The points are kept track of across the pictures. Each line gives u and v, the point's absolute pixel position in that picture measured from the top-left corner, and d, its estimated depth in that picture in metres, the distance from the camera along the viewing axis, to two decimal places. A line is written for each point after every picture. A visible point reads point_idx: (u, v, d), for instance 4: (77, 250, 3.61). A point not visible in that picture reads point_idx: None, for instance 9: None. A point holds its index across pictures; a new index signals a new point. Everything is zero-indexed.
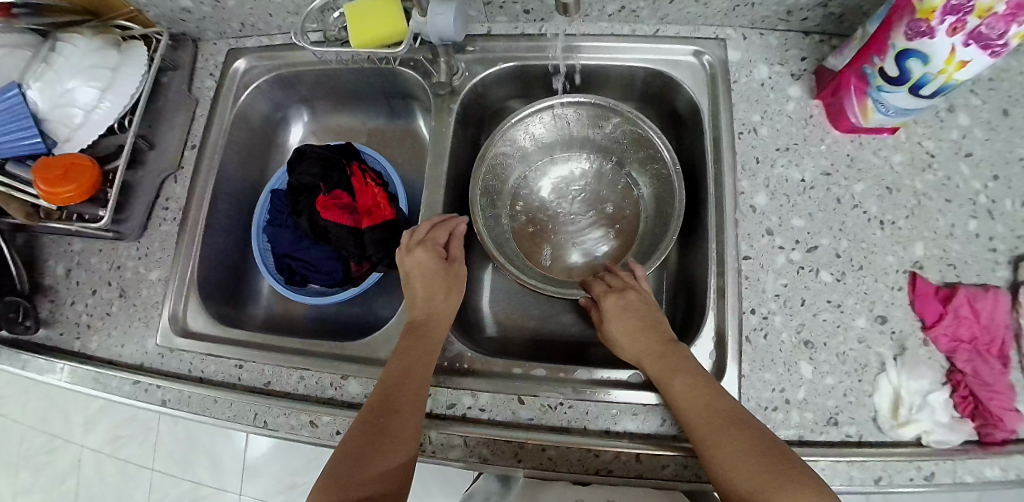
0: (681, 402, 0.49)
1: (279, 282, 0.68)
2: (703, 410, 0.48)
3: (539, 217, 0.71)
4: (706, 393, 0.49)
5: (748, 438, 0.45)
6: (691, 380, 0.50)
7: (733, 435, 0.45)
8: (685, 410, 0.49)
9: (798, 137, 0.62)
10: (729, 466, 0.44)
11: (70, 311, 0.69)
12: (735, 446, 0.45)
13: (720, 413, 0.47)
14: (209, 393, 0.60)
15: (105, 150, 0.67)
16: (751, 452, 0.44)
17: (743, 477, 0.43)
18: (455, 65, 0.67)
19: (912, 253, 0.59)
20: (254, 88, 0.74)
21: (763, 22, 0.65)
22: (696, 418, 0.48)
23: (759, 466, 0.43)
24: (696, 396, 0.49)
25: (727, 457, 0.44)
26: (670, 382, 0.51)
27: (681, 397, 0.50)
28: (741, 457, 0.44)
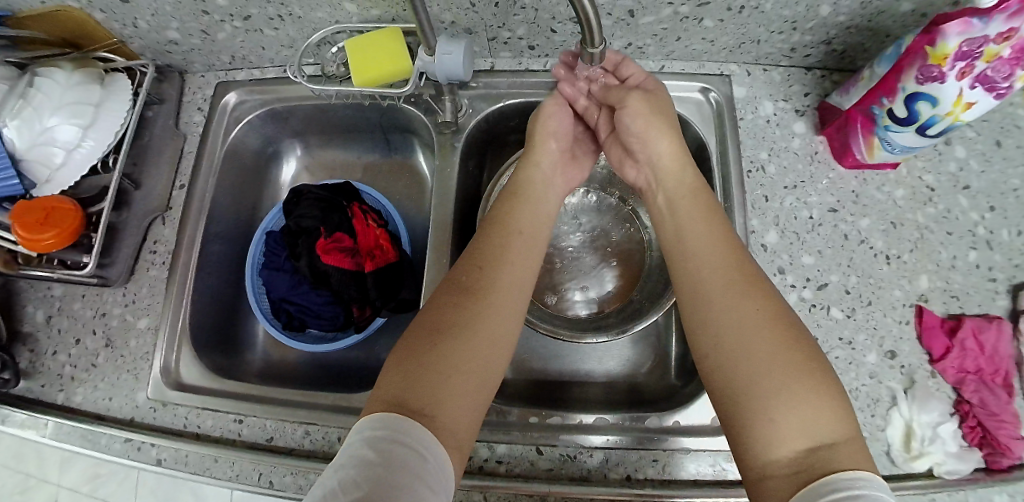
0: (733, 302, 0.45)
1: (276, 327, 0.65)
2: (759, 322, 0.44)
3: (545, 254, 0.70)
4: (761, 311, 0.44)
5: (797, 358, 0.41)
6: (751, 304, 0.45)
7: (783, 348, 0.42)
8: (739, 309, 0.45)
9: (804, 174, 0.63)
10: (777, 390, 0.40)
11: (52, 362, 0.66)
12: (789, 368, 0.41)
13: (781, 331, 0.43)
14: (209, 452, 0.57)
15: (88, 192, 0.64)
16: (807, 381, 0.40)
17: (789, 402, 0.39)
18: (460, 102, 0.65)
19: (918, 287, 0.60)
20: (245, 124, 0.70)
21: (767, 58, 0.65)
22: (749, 322, 0.44)
23: (814, 401, 0.39)
24: (755, 301, 0.45)
25: (777, 376, 0.40)
26: (724, 279, 0.47)
27: (735, 298, 0.45)
28: (792, 378, 0.40)
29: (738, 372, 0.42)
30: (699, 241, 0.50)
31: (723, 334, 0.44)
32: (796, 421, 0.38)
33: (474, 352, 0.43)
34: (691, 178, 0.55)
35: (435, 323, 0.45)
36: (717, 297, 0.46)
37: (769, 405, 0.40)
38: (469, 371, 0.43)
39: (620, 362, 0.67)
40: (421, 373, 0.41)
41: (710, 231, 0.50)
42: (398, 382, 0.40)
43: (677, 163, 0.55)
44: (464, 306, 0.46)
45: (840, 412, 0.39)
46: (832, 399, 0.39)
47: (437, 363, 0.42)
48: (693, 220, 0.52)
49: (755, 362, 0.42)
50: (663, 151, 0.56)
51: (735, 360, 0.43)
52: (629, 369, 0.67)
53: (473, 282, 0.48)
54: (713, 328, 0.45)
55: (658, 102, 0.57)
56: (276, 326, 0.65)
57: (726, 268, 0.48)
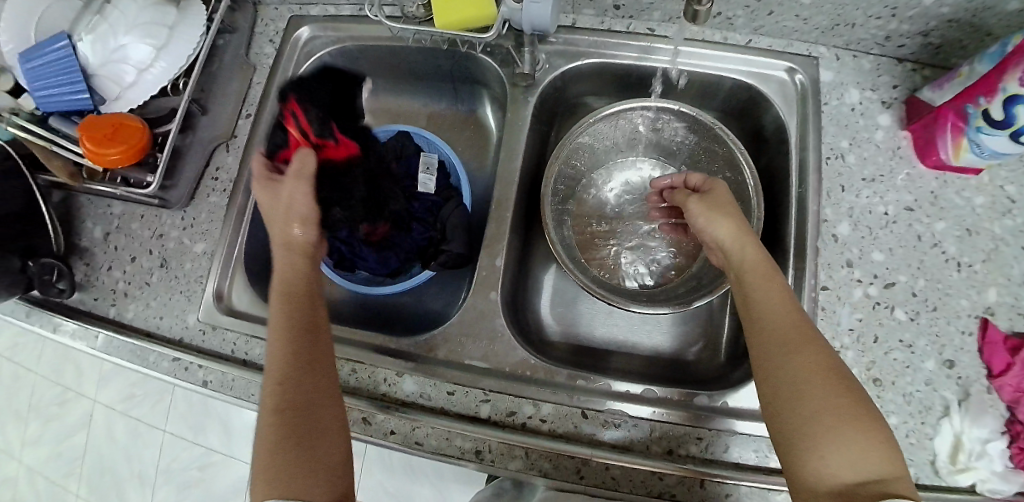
0: (793, 353, 0.45)
1: (326, 265, 0.64)
2: (816, 370, 0.44)
3: (599, 221, 0.70)
4: (808, 351, 0.45)
5: (837, 401, 0.42)
6: (793, 340, 0.45)
7: (824, 392, 0.43)
8: (795, 360, 0.44)
9: (885, 168, 0.61)
10: (825, 434, 0.41)
11: (107, 277, 0.68)
12: (845, 414, 0.42)
13: (835, 377, 0.43)
14: (256, 379, 0.58)
15: (156, 112, 0.65)
16: (859, 425, 0.41)
17: (836, 446, 0.41)
18: (538, 56, 0.63)
19: (985, 299, 0.58)
20: (315, 60, 0.69)
21: (859, 44, 0.63)
22: (805, 375, 0.44)
23: (858, 443, 0.41)
24: (812, 355, 0.44)
25: (829, 420, 0.42)
26: (784, 331, 0.46)
27: (795, 346, 0.45)
28: (841, 423, 0.41)
29: (792, 417, 0.43)
30: (762, 289, 0.49)
31: (782, 388, 0.44)
32: (845, 459, 0.40)
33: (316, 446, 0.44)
34: (759, 251, 0.51)
35: (295, 419, 0.44)
36: (778, 350, 0.45)
37: (820, 446, 0.41)
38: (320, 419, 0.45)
39: (668, 337, 0.67)
40: (285, 452, 0.43)
41: (770, 281, 0.49)
42: (270, 449, 0.43)
43: (744, 238, 0.52)
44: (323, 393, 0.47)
45: (887, 450, 0.41)
46: (881, 438, 0.41)
47: (303, 436, 0.44)
48: (754, 275, 0.50)
49: (809, 408, 0.42)
50: (722, 236, 0.53)
51: (788, 406, 0.43)
52: (676, 348, 0.66)
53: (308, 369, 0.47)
54: (774, 382, 0.45)
55: (717, 203, 0.55)
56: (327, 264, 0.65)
57: (785, 318, 0.47)
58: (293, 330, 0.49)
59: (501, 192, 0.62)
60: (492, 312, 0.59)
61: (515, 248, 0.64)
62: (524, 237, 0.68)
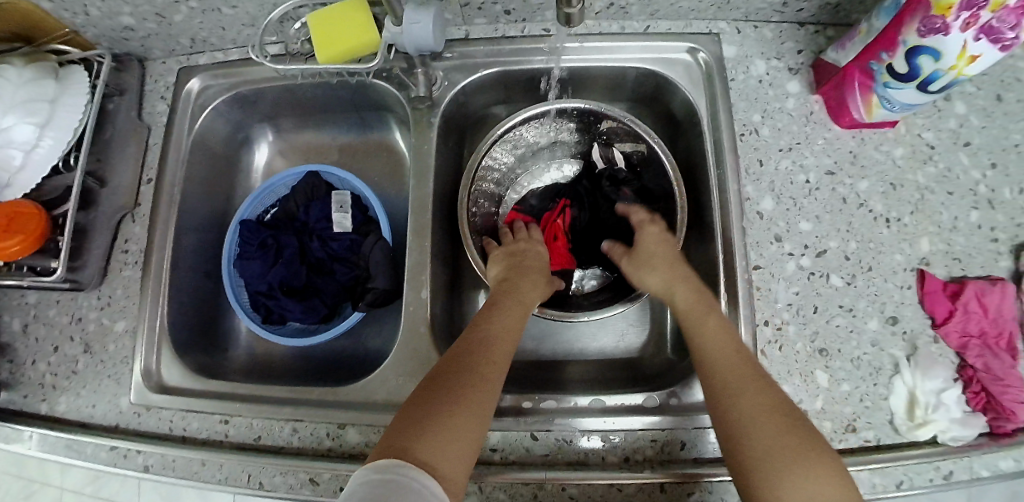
0: (739, 396, 0.45)
1: (255, 323, 0.61)
2: (763, 410, 0.44)
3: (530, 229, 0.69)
4: (752, 382, 0.46)
5: (787, 432, 0.43)
6: (738, 373, 0.47)
7: (774, 424, 0.43)
8: (741, 402, 0.45)
9: (800, 136, 0.60)
10: (781, 470, 0.41)
11: (32, 371, 0.63)
12: (796, 449, 0.41)
13: (782, 415, 0.44)
14: (195, 455, 0.56)
15: (52, 192, 0.61)
16: (812, 460, 0.41)
17: (792, 482, 0.40)
18: (433, 74, 0.62)
19: (919, 250, 0.58)
20: (210, 111, 0.67)
21: (757, 15, 0.62)
22: (754, 410, 0.44)
23: (814, 476, 0.40)
24: (757, 394, 0.45)
25: (780, 456, 0.41)
26: (728, 373, 0.47)
27: (737, 389, 0.46)
28: (795, 457, 0.41)
29: (747, 455, 0.42)
30: (703, 334, 0.51)
31: (735, 426, 0.44)
32: (801, 492, 0.39)
33: (457, 412, 0.43)
34: (691, 292, 0.55)
35: (437, 391, 0.45)
36: (724, 391, 0.46)
37: (777, 481, 0.40)
38: (473, 405, 0.44)
39: (615, 337, 0.66)
40: (422, 430, 0.41)
41: (709, 326, 0.51)
42: (407, 420, 0.42)
43: (673, 286, 0.56)
44: (476, 377, 0.46)
45: (841, 482, 0.40)
46: (832, 470, 0.40)
47: (440, 408, 0.43)
48: (691, 322, 0.52)
49: (762, 444, 0.42)
50: (652, 288, 0.58)
51: (740, 445, 0.43)
52: (625, 347, 0.66)
53: (466, 360, 0.48)
54: (726, 421, 0.45)
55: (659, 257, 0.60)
56: (255, 321, 0.62)
57: (729, 361, 0.48)
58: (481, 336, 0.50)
59: (418, 221, 0.60)
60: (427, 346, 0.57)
61: (443, 276, 0.63)
62: (452, 261, 0.66)
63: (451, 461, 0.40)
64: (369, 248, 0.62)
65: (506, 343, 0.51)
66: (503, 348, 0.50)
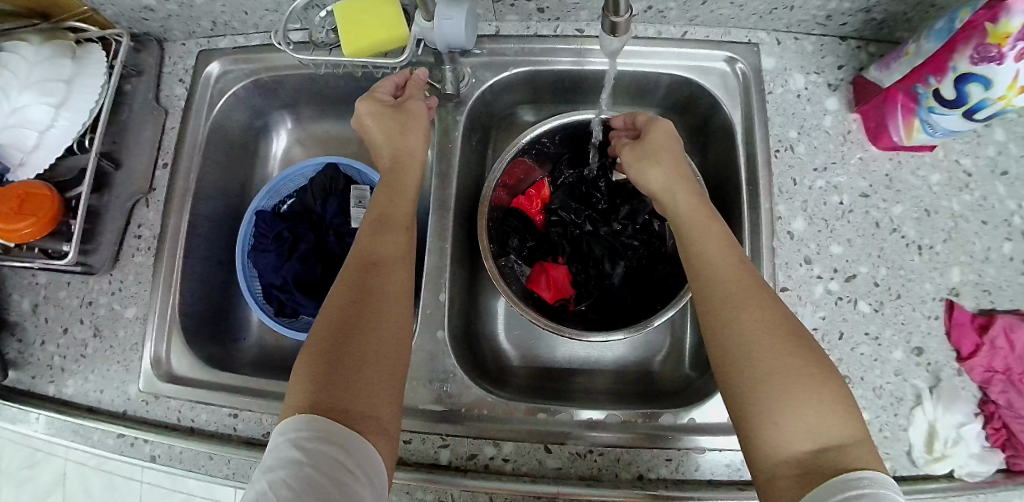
0: (742, 309, 0.41)
1: (269, 315, 0.61)
2: (767, 326, 0.40)
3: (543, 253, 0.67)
4: (753, 297, 0.41)
5: (785, 349, 0.39)
6: (738, 286, 0.42)
7: (770, 343, 0.39)
8: (743, 316, 0.41)
9: (836, 155, 0.59)
10: (782, 396, 0.37)
11: (41, 352, 0.62)
12: (803, 370, 0.38)
13: (787, 336, 0.39)
14: (203, 448, 0.55)
15: (67, 174, 0.59)
16: (816, 383, 0.37)
17: (796, 406, 0.36)
18: (461, 71, 0.60)
19: (949, 280, 0.56)
20: (230, 96, 0.66)
21: (798, 26, 0.60)
22: (754, 331, 0.40)
23: (819, 401, 0.37)
24: (764, 309, 0.41)
25: (782, 381, 0.37)
26: (728, 281, 0.43)
27: (740, 300, 0.41)
28: (793, 382, 0.37)
29: (744, 378, 0.39)
30: (705, 235, 0.46)
31: (734, 340, 0.40)
32: (801, 423, 0.36)
33: (359, 387, 0.39)
34: (692, 197, 0.49)
35: (348, 326, 0.41)
36: (725, 304, 0.42)
37: (777, 410, 0.37)
38: (378, 359, 0.41)
39: (631, 348, 0.65)
40: (331, 382, 0.38)
41: (710, 231, 0.46)
42: (312, 381, 0.38)
43: (675, 184, 0.50)
44: (382, 325, 0.42)
45: (845, 412, 0.37)
46: (838, 401, 0.37)
47: (350, 384, 0.38)
48: (692, 225, 0.47)
49: (764, 368, 0.38)
50: (652, 182, 0.51)
51: (739, 367, 0.39)
52: (641, 357, 0.65)
53: (362, 312, 0.42)
54: (724, 340, 0.41)
55: (654, 149, 0.52)
56: (268, 313, 0.61)
57: (731, 271, 0.43)
58: (391, 256, 0.46)
59: (438, 222, 0.59)
60: (442, 349, 0.56)
61: (461, 277, 0.62)
62: (469, 263, 0.65)
63: (379, 410, 0.39)
64: None
65: (404, 287, 0.46)
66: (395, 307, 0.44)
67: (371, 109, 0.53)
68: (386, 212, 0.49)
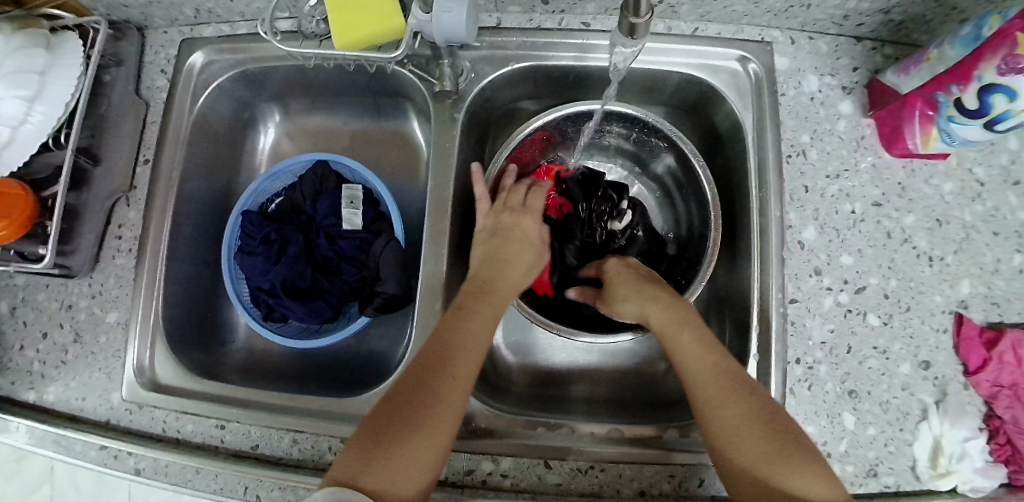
0: (723, 411, 0.43)
1: (256, 319, 0.58)
2: (749, 424, 0.42)
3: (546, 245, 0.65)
4: (734, 396, 0.44)
5: (767, 443, 0.41)
6: (711, 386, 0.45)
7: (756, 441, 0.42)
8: (727, 416, 0.43)
9: (849, 162, 0.57)
10: (773, 489, 0.40)
11: (19, 358, 0.59)
12: (786, 460, 0.40)
13: (767, 430, 0.42)
14: (189, 462, 0.53)
15: (42, 171, 0.56)
16: (800, 470, 0.40)
17: (787, 500, 0.39)
18: (460, 66, 0.58)
19: (959, 292, 0.55)
20: (215, 89, 0.63)
21: (814, 25, 0.58)
22: (741, 430, 0.42)
23: (805, 485, 0.39)
24: (745, 409, 0.43)
25: (770, 476, 0.40)
26: (708, 387, 0.45)
27: (718, 402, 0.44)
28: (783, 472, 0.40)
29: (740, 475, 0.42)
30: (682, 345, 0.48)
31: (722, 444, 0.43)
32: None
33: (400, 453, 0.39)
34: (662, 308, 0.51)
35: (405, 391, 0.43)
36: (704, 410, 0.44)
37: (773, 500, 0.40)
38: (424, 436, 0.41)
39: (631, 357, 0.64)
40: (380, 445, 0.39)
41: (687, 341, 0.48)
42: (360, 444, 0.40)
43: (645, 303, 0.52)
44: (436, 393, 0.43)
45: (833, 488, 0.39)
46: (824, 478, 0.39)
47: (389, 441, 0.40)
48: (667, 331, 0.49)
49: (750, 468, 0.41)
50: (625, 300, 0.55)
51: (731, 467, 0.42)
52: (644, 366, 0.63)
53: (422, 383, 0.43)
54: (715, 441, 0.43)
55: (626, 284, 0.56)
56: (256, 318, 0.59)
57: (709, 372, 0.46)
58: (459, 322, 0.47)
59: (435, 226, 0.57)
60: None
61: (458, 283, 0.60)
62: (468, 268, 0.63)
63: (412, 477, 0.39)
64: (379, 249, 0.58)
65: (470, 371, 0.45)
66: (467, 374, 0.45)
67: (488, 226, 0.57)
68: (483, 284, 0.52)
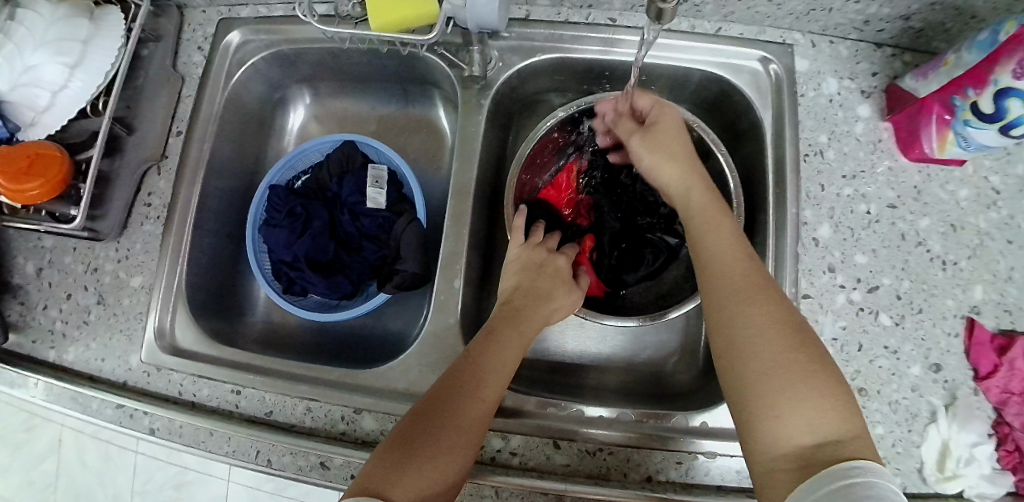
0: (750, 304, 0.42)
1: (276, 292, 0.60)
2: (774, 324, 0.40)
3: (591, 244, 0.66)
4: (761, 294, 0.42)
5: (786, 341, 0.40)
6: (744, 277, 0.43)
7: (775, 338, 0.40)
8: (751, 311, 0.41)
9: (866, 163, 0.58)
10: (781, 389, 0.38)
11: (43, 317, 0.61)
12: (803, 367, 0.38)
13: (792, 333, 0.40)
14: (204, 424, 0.54)
15: (79, 136, 0.58)
16: (817, 381, 0.38)
17: (793, 399, 0.37)
18: (489, 54, 0.59)
19: (971, 297, 0.55)
20: (249, 67, 0.64)
21: (835, 29, 0.59)
22: (763, 324, 0.40)
23: (820, 395, 0.37)
24: (770, 309, 0.41)
25: (782, 376, 0.38)
26: (740, 281, 0.43)
27: (748, 298, 0.42)
28: (796, 374, 0.38)
29: (747, 369, 0.39)
30: (716, 237, 0.47)
31: (741, 334, 0.41)
32: (802, 414, 0.36)
33: (424, 460, 0.39)
34: (704, 194, 0.50)
35: (435, 401, 0.43)
36: (732, 302, 0.42)
37: (776, 401, 0.37)
38: (446, 451, 0.41)
39: (642, 348, 0.64)
40: (404, 453, 0.40)
41: (723, 235, 0.47)
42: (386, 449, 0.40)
43: (687, 184, 0.51)
44: (463, 408, 0.43)
45: (846, 409, 0.37)
46: (839, 396, 0.37)
47: (411, 450, 0.40)
48: (703, 222, 0.48)
49: (765, 362, 0.39)
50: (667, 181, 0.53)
51: (744, 358, 0.40)
52: (655, 358, 0.64)
53: (450, 396, 0.43)
54: (732, 332, 0.41)
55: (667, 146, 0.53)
56: (276, 290, 0.60)
57: (742, 270, 0.44)
58: (494, 346, 0.48)
59: (457, 208, 0.58)
60: (453, 337, 0.55)
61: (475, 265, 0.61)
62: (485, 251, 0.64)
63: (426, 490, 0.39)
64: (400, 229, 0.60)
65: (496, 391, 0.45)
66: (493, 393, 0.45)
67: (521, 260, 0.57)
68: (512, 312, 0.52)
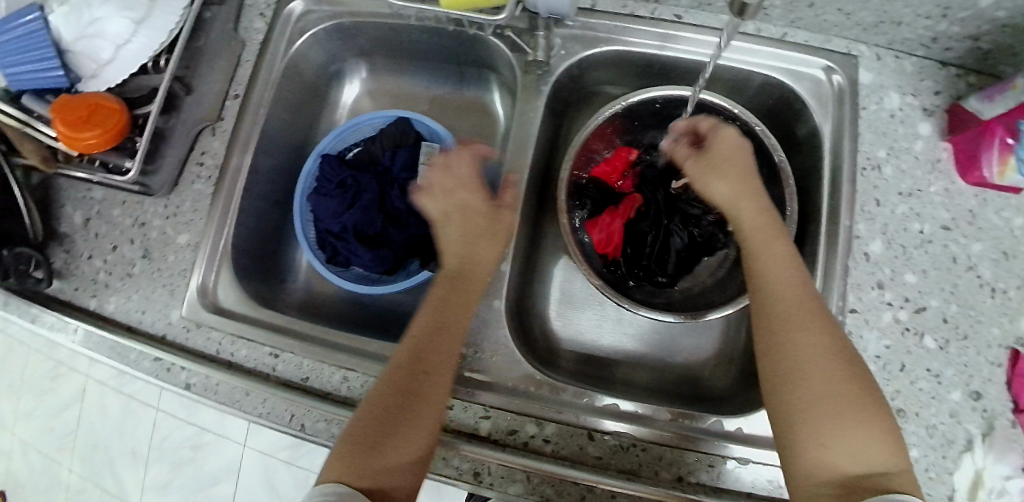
0: (798, 330, 0.43)
1: (319, 260, 0.60)
2: (822, 351, 0.42)
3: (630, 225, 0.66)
4: (810, 320, 0.43)
5: (835, 370, 0.41)
6: (792, 301, 0.44)
7: (824, 366, 0.41)
8: (797, 339, 0.43)
9: (922, 182, 0.57)
10: (827, 419, 0.40)
11: (87, 266, 0.62)
12: (851, 398, 0.40)
13: (839, 361, 0.42)
14: (241, 384, 0.54)
15: (137, 92, 0.58)
16: (864, 413, 0.40)
17: (838, 431, 0.39)
18: (552, 41, 0.59)
19: (1018, 328, 0.55)
20: (310, 36, 0.65)
21: (902, 45, 0.58)
22: (811, 352, 0.42)
23: (865, 428, 0.40)
24: (817, 336, 0.43)
25: (829, 407, 0.40)
26: (787, 306, 0.44)
27: (798, 323, 0.43)
28: (846, 406, 0.40)
29: (796, 398, 0.41)
30: (769, 259, 0.47)
31: (788, 363, 0.42)
32: (848, 447, 0.39)
33: (397, 438, 0.43)
34: (756, 208, 0.50)
35: (408, 381, 0.45)
36: (777, 330, 0.44)
37: (823, 429, 0.40)
38: (416, 433, 0.43)
39: (676, 349, 0.64)
40: (384, 432, 0.43)
41: (773, 253, 0.47)
42: (369, 421, 0.44)
43: (738, 201, 0.50)
44: (420, 392, 0.45)
45: (891, 444, 0.39)
46: (884, 434, 0.40)
47: (390, 428, 0.43)
48: (757, 240, 0.48)
49: (816, 390, 0.41)
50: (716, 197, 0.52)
51: (794, 382, 0.42)
52: (688, 361, 0.64)
53: (417, 378, 0.45)
54: (779, 358, 0.43)
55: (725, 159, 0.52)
56: (320, 258, 0.61)
57: (791, 294, 0.45)
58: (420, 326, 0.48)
59: None
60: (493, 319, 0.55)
61: (518, 251, 0.61)
62: (527, 238, 0.64)
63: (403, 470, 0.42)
64: None
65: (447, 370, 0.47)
66: (442, 360, 0.47)
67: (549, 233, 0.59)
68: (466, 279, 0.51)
